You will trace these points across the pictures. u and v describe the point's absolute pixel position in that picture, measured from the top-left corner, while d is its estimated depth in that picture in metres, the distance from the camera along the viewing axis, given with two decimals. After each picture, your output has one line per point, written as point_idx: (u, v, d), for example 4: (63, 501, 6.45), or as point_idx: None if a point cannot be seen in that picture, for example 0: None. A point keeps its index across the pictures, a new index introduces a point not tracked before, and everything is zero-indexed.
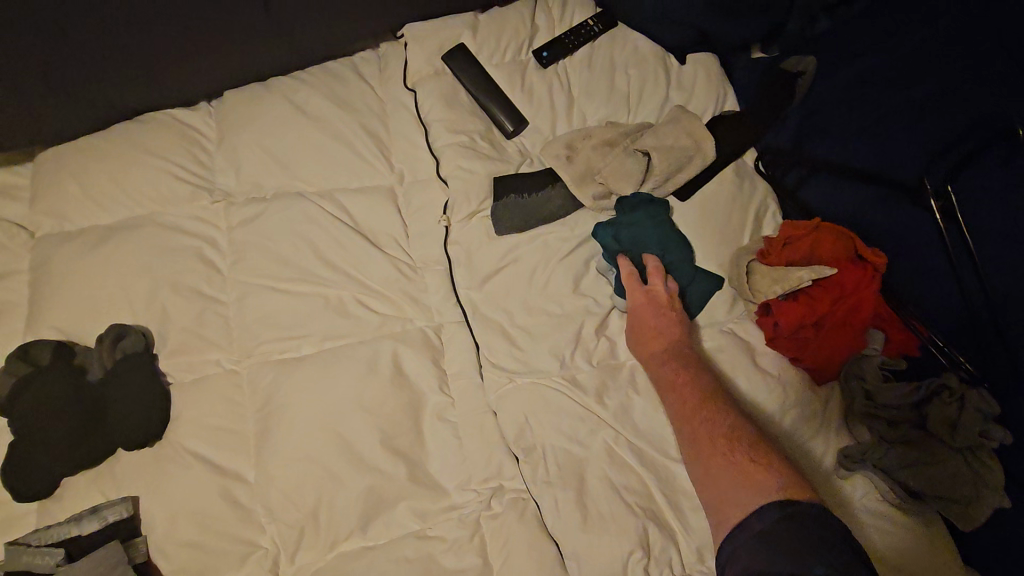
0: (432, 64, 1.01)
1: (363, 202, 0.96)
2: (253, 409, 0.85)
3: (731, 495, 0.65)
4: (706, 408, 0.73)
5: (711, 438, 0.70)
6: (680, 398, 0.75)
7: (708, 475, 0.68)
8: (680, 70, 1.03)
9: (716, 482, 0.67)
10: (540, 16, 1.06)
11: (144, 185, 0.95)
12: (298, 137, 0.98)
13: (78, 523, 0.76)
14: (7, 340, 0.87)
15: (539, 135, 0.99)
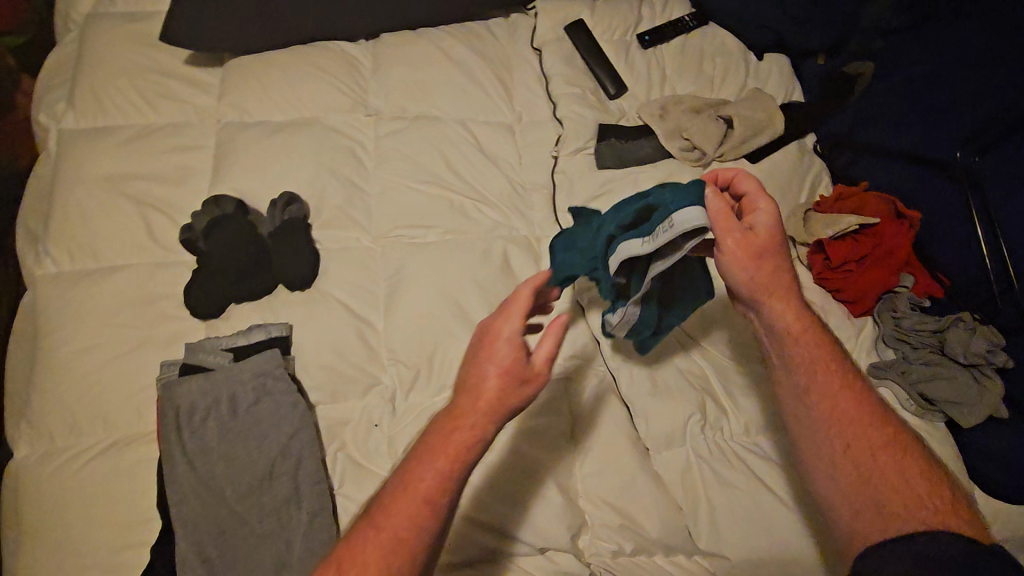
0: (555, 33, 1.23)
1: (487, 132, 1.16)
2: (386, 277, 1.03)
3: (833, 436, 0.75)
4: (819, 367, 0.78)
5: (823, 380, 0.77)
6: (787, 320, 0.79)
7: (819, 410, 0.77)
8: (757, 64, 1.25)
9: (831, 443, 0.75)
10: (645, 8, 1.28)
11: (312, 94, 1.16)
12: (441, 74, 1.19)
13: (246, 334, 0.95)
14: (194, 196, 1.08)
15: (637, 99, 1.20)
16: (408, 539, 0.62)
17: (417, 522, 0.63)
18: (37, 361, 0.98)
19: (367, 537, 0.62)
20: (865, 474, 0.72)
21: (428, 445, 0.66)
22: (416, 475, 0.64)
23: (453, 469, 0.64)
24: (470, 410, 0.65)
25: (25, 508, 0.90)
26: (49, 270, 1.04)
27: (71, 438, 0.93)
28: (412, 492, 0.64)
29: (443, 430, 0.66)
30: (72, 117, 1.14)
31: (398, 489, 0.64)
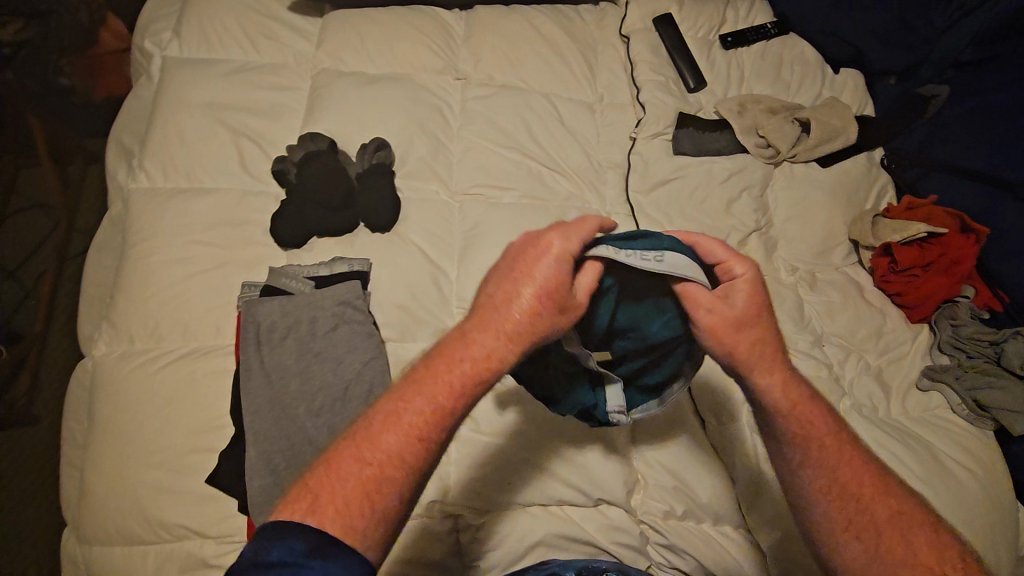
0: (643, 24, 1.28)
1: (569, 108, 1.20)
2: (461, 230, 1.07)
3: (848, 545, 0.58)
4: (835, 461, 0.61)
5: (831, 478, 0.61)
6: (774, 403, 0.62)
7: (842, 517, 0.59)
8: (833, 77, 1.29)
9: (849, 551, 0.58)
10: (731, 11, 1.33)
11: (405, 51, 1.20)
12: (529, 48, 1.24)
13: (329, 265, 0.99)
14: (287, 133, 1.13)
15: (715, 95, 1.24)
16: (385, 482, 0.52)
17: (402, 458, 0.53)
18: (125, 266, 1.02)
19: (349, 460, 0.53)
20: (857, 560, 0.58)
21: (437, 363, 0.56)
22: (413, 397, 0.55)
23: (448, 405, 0.55)
24: (480, 335, 0.57)
25: (100, 403, 0.94)
26: (143, 184, 1.08)
27: (151, 343, 0.97)
28: (384, 441, 0.53)
29: (460, 343, 0.57)
30: (177, 46, 1.19)
31: (379, 420, 0.54)
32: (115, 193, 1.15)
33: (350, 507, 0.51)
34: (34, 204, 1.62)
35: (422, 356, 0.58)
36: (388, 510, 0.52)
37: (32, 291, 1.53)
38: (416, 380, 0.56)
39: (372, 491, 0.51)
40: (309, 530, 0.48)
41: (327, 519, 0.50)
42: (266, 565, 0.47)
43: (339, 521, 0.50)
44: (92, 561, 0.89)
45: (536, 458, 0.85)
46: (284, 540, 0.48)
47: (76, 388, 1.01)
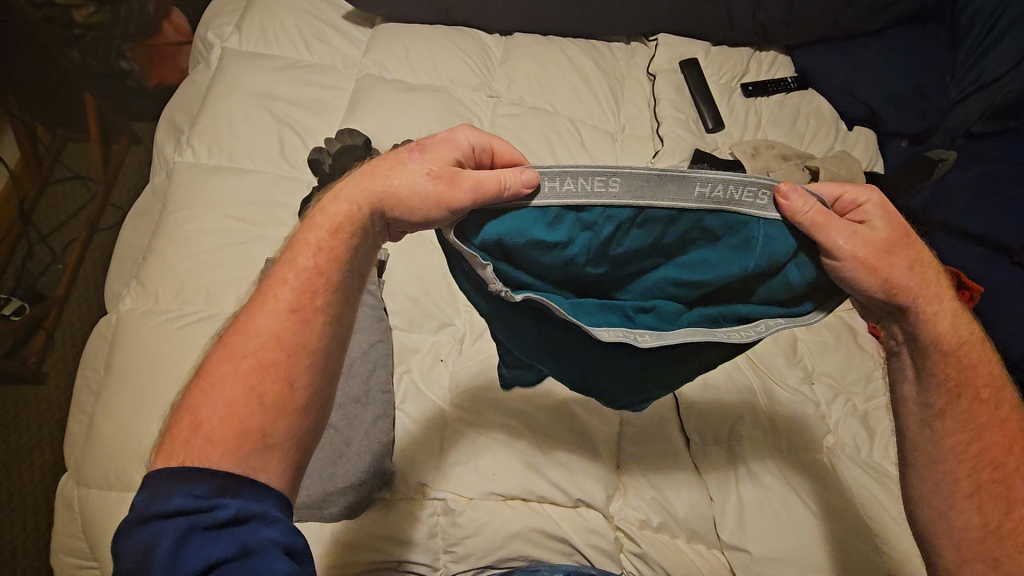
0: (669, 65, 1.36)
1: (591, 133, 1.27)
2: None
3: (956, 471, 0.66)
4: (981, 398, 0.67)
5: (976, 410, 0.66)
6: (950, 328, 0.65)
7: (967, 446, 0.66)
8: (846, 133, 1.35)
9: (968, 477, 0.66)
10: (753, 63, 1.41)
11: (445, 66, 1.29)
12: (560, 75, 1.32)
13: None
14: (327, 127, 1.21)
15: (731, 137, 1.30)
16: (270, 361, 0.59)
17: (279, 339, 0.60)
18: (161, 231, 1.09)
19: (221, 364, 0.58)
20: (966, 508, 0.65)
21: (294, 256, 0.63)
22: (275, 286, 0.62)
23: (313, 285, 0.62)
24: (338, 213, 0.65)
25: (119, 354, 0.99)
26: (188, 158, 1.16)
27: (174, 303, 1.03)
28: (256, 328, 0.60)
29: (305, 244, 0.64)
30: (237, 39, 1.29)
31: (250, 314, 0.61)
32: (159, 164, 1.23)
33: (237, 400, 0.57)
34: (76, 174, 1.70)
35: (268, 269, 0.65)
36: (282, 396, 0.58)
37: (62, 256, 1.60)
38: (272, 283, 0.63)
39: (266, 372, 0.58)
40: (217, 471, 0.53)
41: (202, 429, 0.55)
42: (168, 514, 0.50)
43: (216, 420, 0.56)
44: (88, 504, 0.92)
45: (524, 452, 0.90)
46: (176, 493, 0.51)
47: (97, 339, 1.06)
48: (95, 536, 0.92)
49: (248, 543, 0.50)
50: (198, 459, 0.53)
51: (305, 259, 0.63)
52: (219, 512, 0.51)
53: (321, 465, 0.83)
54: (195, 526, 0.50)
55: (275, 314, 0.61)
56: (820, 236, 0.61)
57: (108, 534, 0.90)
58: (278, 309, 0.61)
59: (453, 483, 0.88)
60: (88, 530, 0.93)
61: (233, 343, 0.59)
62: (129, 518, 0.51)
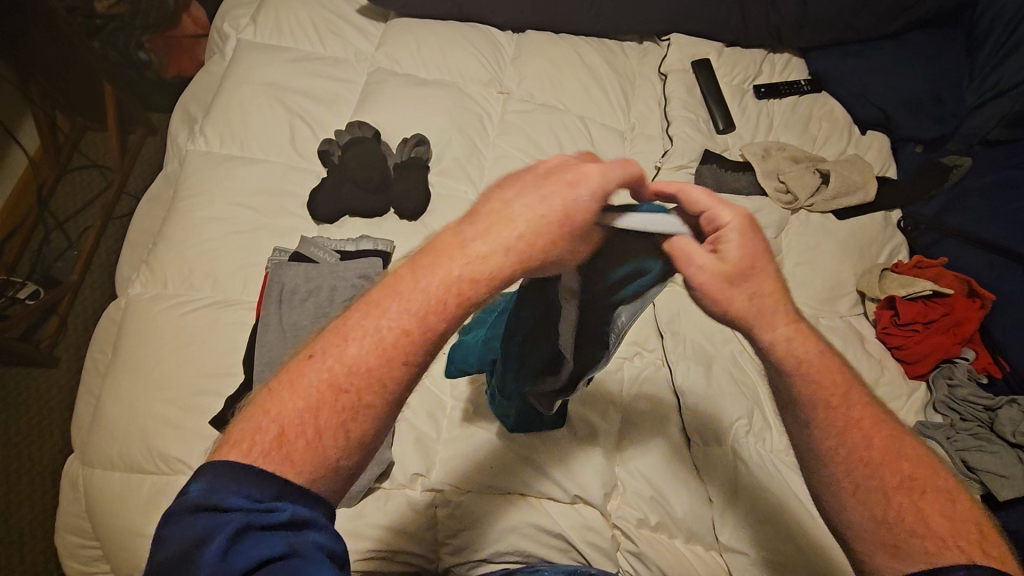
0: (681, 65, 1.35)
1: (601, 131, 1.26)
2: None
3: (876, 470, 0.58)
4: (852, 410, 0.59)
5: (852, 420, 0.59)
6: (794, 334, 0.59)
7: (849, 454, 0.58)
8: (859, 138, 1.34)
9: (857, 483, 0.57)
10: (767, 65, 1.40)
11: (456, 61, 1.29)
12: (571, 73, 1.31)
13: (356, 243, 1.06)
14: (338, 120, 1.22)
15: (742, 138, 1.29)
16: (365, 404, 0.48)
17: (381, 380, 0.49)
18: (171, 218, 1.10)
19: (314, 378, 0.49)
20: (870, 515, 0.56)
21: (414, 276, 0.51)
22: (374, 319, 0.50)
23: (434, 319, 0.50)
24: (478, 241, 0.51)
25: (126, 337, 1.00)
26: (200, 147, 1.18)
27: (182, 289, 1.04)
28: (334, 368, 0.49)
29: (429, 265, 0.52)
30: (252, 32, 1.30)
31: (349, 336, 0.50)
32: (173, 153, 1.25)
33: (313, 429, 0.47)
34: (92, 162, 1.73)
35: (409, 260, 0.53)
36: (367, 440, 0.49)
37: (77, 243, 1.63)
38: (363, 307, 0.52)
39: (350, 413, 0.48)
40: (272, 471, 0.45)
41: (283, 449, 0.47)
42: (228, 510, 0.44)
43: (296, 455, 0.47)
44: (91, 484, 0.94)
45: (522, 447, 0.89)
46: (230, 494, 0.44)
47: (106, 323, 1.08)
48: (98, 516, 0.93)
49: (297, 546, 0.44)
50: (264, 468, 0.46)
51: (399, 301, 0.50)
52: (275, 512, 0.44)
53: None
54: (249, 526, 0.43)
55: (364, 354, 0.49)
56: (684, 267, 0.56)
57: (109, 514, 0.91)
58: (371, 341, 0.50)
59: (450, 476, 0.88)
60: (91, 509, 0.94)
61: (306, 374, 0.49)
62: (188, 506, 0.45)
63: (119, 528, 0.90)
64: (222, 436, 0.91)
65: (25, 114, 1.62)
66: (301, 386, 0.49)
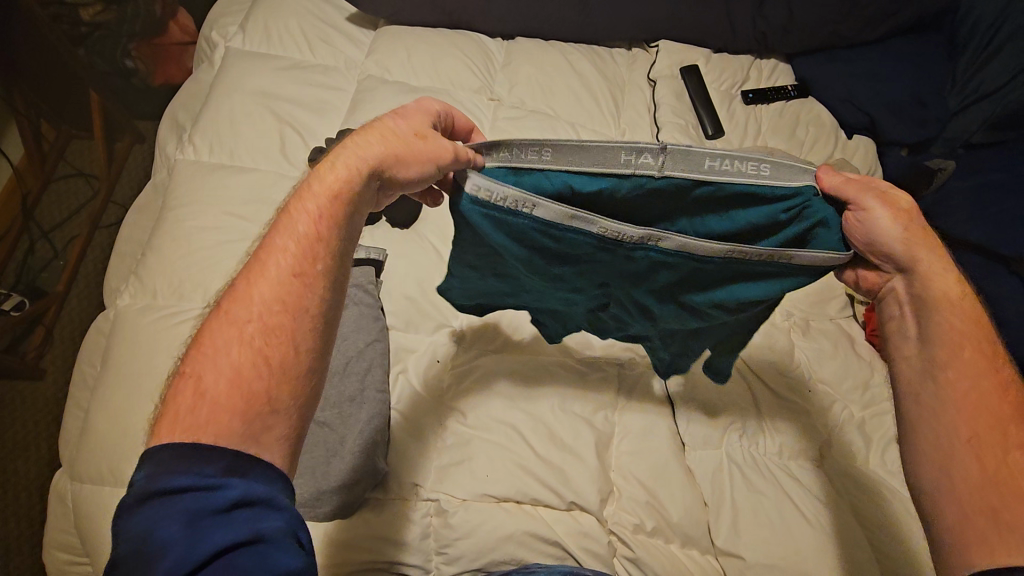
0: (670, 72, 1.37)
1: (592, 137, 1.27)
2: None
3: (967, 434, 0.58)
4: (966, 364, 0.60)
5: (963, 384, 0.60)
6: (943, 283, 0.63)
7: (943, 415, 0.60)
8: (846, 142, 1.35)
9: (953, 440, 0.59)
10: (755, 70, 1.42)
11: (447, 68, 1.30)
12: (561, 79, 1.32)
13: None
14: (328, 128, 1.21)
15: (731, 143, 1.31)
16: (274, 326, 0.52)
17: (283, 303, 0.53)
18: (161, 228, 1.09)
19: (219, 329, 0.52)
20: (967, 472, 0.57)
21: (291, 211, 0.56)
22: (272, 254, 0.54)
23: (317, 231, 0.55)
24: (348, 164, 0.57)
25: (115, 349, 0.99)
26: (189, 156, 1.17)
27: (172, 299, 1.03)
28: (237, 316, 0.52)
29: (303, 198, 0.57)
30: (241, 40, 1.30)
31: (245, 279, 0.54)
32: (161, 162, 1.23)
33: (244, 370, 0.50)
34: (79, 171, 1.71)
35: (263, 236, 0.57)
36: (289, 362, 0.52)
37: (64, 252, 1.61)
38: (260, 255, 0.55)
39: (274, 336, 0.51)
40: (228, 452, 0.47)
41: (207, 398, 0.49)
42: (175, 497, 0.45)
43: (220, 399, 0.49)
44: (80, 500, 0.92)
45: (518, 454, 0.90)
46: (175, 477, 0.45)
47: (95, 334, 1.06)
48: (88, 533, 0.91)
49: (260, 529, 0.45)
50: (207, 441, 0.47)
51: (296, 217, 0.56)
52: (226, 492, 0.45)
53: (316, 464, 0.84)
54: (201, 511, 0.44)
55: (267, 284, 0.53)
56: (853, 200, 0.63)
57: (100, 532, 0.90)
58: (271, 280, 0.53)
59: (447, 484, 0.87)
60: (81, 526, 0.92)
61: (220, 320, 0.52)
62: (132, 493, 0.46)
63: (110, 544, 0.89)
64: None
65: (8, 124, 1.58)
66: (212, 330, 0.52)
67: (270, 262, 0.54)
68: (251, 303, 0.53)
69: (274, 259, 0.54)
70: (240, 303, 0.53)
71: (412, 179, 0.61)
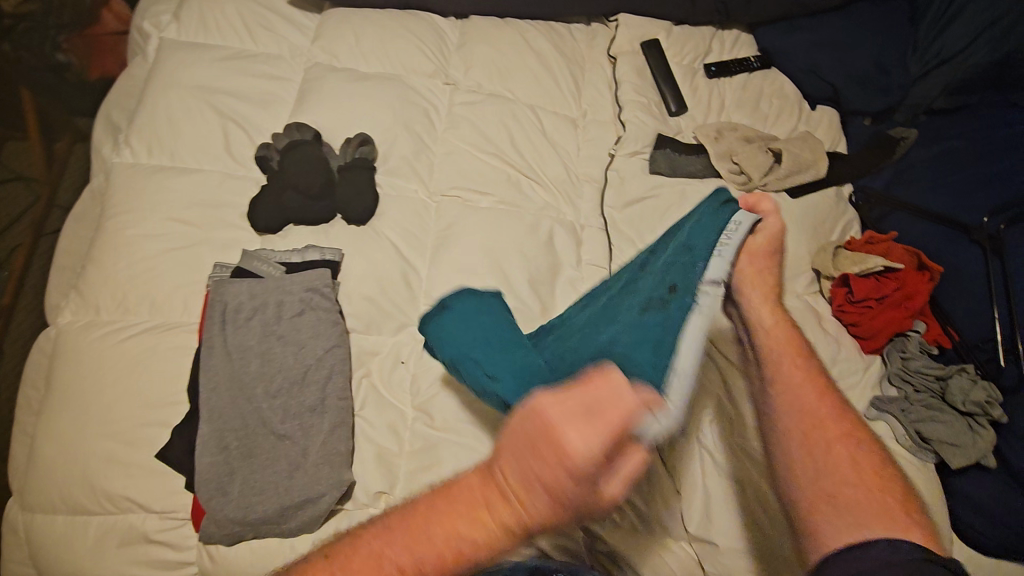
0: (631, 47, 1.32)
1: (553, 120, 1.23)
2: (436, 228, 1.08)
3: (802, 440, 0.77)
4: (799, 388, 0.80)
5: (804, 406, 0.79)
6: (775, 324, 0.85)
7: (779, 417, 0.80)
8: (809, 113, 1.34)
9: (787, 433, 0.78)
10: (716, 43, 1.38)
11: (397, 52, 1.23)
12: (519, 59, 1.27)
13: (301, 253, 1.00)
14: (275, 122, 1.15)
15: (695, 120, 1.28)
16: (452, 536, 0.53)
17: (451, 551, 0.53)
18: (99, 238, 1.03)
19: (396, 528, 0.55)
20: (843, 488, 0.72)
21: (478, 469, 0.57)
22: (460, 486, 0.56)
23: (501, 470, 0.55)
24: (505, 476, 0.54)
25: (57, 371, 0.94)
26: (126, 159, 1.10)
27: (117, 314, 0.97)
28: (417, 526, 0.55)
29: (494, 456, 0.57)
30: (175, 29, 1.22)
31: (435, 496, 0.56)
32: (97, 166, 1.16)
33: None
34: (17, 175, 1.61)
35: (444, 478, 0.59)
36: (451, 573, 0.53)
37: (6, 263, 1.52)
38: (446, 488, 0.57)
39: (447, 556, 0.53)
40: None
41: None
42: None
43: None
44: (32, 530, 0.88)
45: (487, 456, 0.88)
46: None
47: (36, 355, 1.00)
48: (44, 564, 0.87)
49: None
50: None
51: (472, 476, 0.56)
52: None
53: (279, 480, 0.83)
54: None
55: (445, 510, 0.55)
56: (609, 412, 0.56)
57: (55, 562, 0.86)
58: (444, 497, 0.56)
59: (415, 490, 0.86)
60: (36, 557, 0.88)
61: (397, 526, 0.56)
62: None
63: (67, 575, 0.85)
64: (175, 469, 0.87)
65: None
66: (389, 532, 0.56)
67: (455, 491, 0.56)
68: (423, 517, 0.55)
69: (460, 485, 0.56)
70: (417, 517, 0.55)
71: (546, 507, 0.54)
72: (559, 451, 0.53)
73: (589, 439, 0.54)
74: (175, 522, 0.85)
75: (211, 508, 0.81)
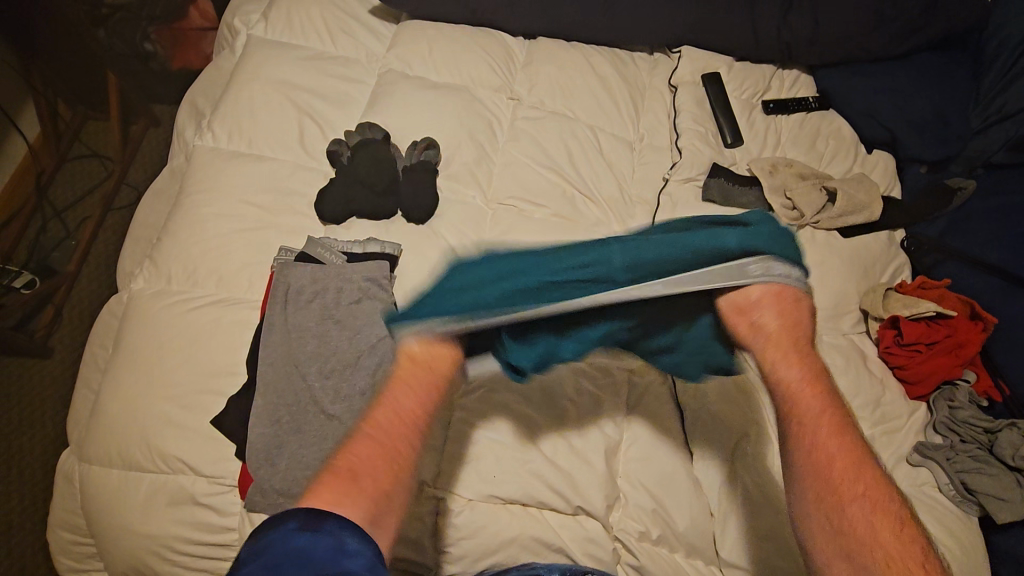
0: (692, 78, 1.36)
1: (610, 141, 1.26)
2: (491, 234, 1.12)
3: (822, 489, 0.73)
4: (833, 447, 0.75)
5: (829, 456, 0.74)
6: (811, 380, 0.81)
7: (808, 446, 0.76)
8: (865, 156, 1.35)
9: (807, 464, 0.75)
10: (776, 81, 1.41)
11: (467, 65, 1.29)
12: (582, 80, 1.31)
13: (363, 244, 1.05)
14: (348, 120, 1.21)
15: (750, 153, 1.30)
16: (396, 468, 0.78)
17: (404, 416, 0.82)
18: (177, 213, 1.10)
19: (339, 483, 0.75)
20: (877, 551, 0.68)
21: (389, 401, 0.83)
22: (376, 427, 0.81)
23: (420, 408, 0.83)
24: (409, 403, 0.82)
25: (127, 333, 0.99)
26: (208, 143, 1.17)
27: (185, 286, 1.03)
28: (366, 454, 0.79)
29: (406, 394, 0.83)
30: (263, 28, 1.30)
31: (364, 453, 0.79)
32: (180, 147, 1.24)
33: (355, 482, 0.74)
34: (93, 152, 1.70)
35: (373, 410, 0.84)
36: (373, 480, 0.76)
37: (76, 232, 1.61)
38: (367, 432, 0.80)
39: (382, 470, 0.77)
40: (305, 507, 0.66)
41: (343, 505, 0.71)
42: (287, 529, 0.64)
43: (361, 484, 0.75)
44: (88, 483, 0.92)
45: (530, 460, 0.89)
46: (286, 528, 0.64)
47: (107, 316, 1.06)
48: (95, 515, 0.92)
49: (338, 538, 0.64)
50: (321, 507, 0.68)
51: (395, 393, 0.84)
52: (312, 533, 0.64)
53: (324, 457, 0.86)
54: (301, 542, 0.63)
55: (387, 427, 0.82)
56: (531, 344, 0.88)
57: (107, 514, 0.90)
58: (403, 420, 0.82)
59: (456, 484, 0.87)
60: (88, 508, 0.92)
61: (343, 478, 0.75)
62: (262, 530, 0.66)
63: (116, 528, 0.89)
64: (226, 437, 0.91)
65: (25, 101, 1.60)
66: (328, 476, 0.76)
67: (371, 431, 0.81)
68: (372, 426, 0.81)
69: (375, 429, 0.81)
70: (341, 459, 0.78)
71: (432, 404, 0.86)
72: (417, 372, 0.86)
73: (418, 379, 0.85)
74: (222, 488, 0.89)
75: (258, 477, 0.85)
